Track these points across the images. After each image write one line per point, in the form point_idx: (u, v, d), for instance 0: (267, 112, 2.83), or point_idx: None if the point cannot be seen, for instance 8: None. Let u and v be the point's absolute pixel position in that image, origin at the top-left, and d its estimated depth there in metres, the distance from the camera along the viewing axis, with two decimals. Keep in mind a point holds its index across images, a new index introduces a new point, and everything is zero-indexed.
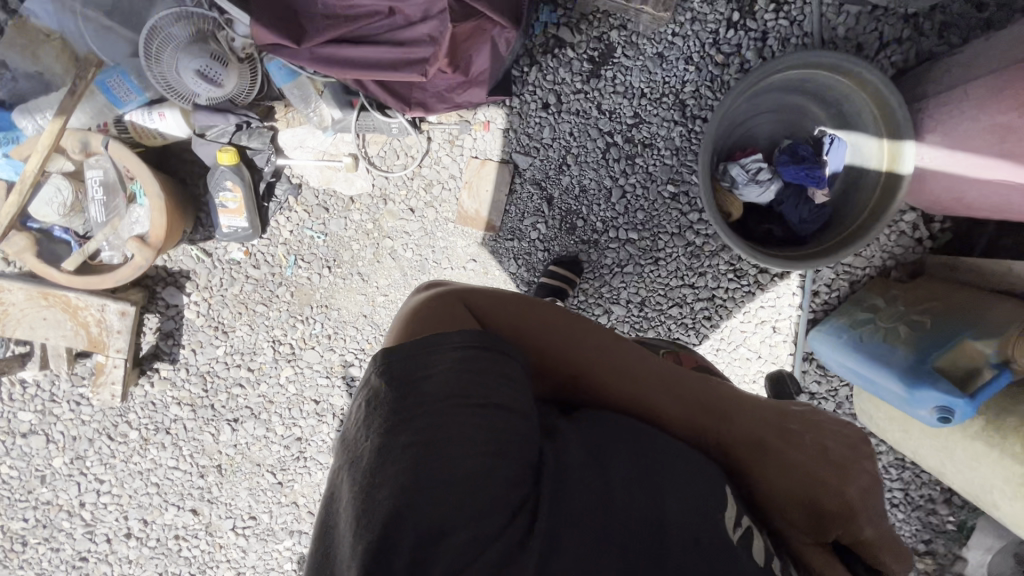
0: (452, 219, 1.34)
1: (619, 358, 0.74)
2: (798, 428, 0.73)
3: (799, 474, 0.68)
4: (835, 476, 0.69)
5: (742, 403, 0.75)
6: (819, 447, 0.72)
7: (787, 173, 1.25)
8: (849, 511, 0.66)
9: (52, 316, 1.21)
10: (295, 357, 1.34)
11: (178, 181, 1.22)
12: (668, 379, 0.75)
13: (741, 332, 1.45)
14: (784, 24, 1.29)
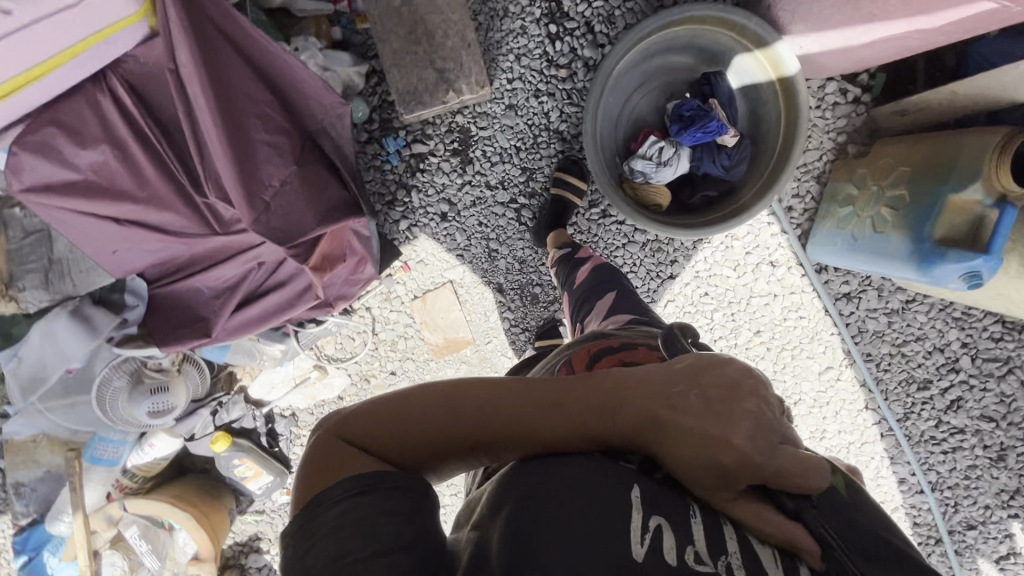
0: (429, 358, 1.36)
1: (488, 405, 0.57)
2: (692, 382, 0.59)
3: (701, 439, 0.55)
4: (730, 423, 0.56)
5: (632, 382, 0.60)
6: (706, 397, 0.58)
7: (687, 140, 1.18)
8: (758, 457, 0.55)
9: None
10: None
11: (201, 475, 1.32)
12: (560, 399, 0.58)
13: (745, 285, 1.39)
14: (599, 6, 1.25)
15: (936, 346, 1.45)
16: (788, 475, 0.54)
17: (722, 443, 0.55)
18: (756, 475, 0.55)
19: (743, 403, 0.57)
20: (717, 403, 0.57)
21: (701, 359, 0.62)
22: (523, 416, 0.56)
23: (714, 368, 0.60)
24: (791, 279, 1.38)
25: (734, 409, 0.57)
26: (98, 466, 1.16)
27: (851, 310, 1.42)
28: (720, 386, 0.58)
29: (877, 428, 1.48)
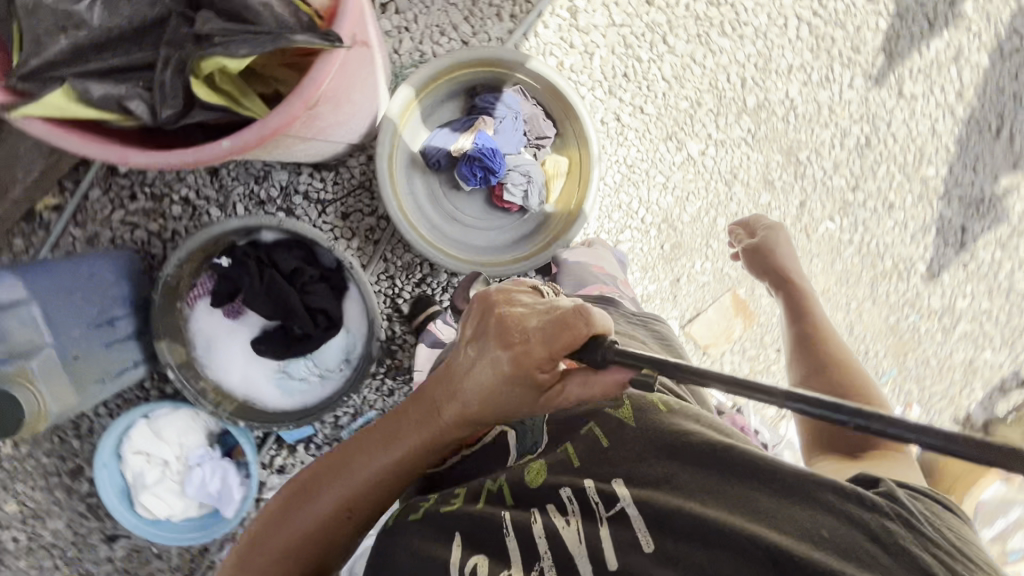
0: (759, 318, 1.40)
1: (359, 471, 0.67)
2: (474, 330, 0.62)
3: (494, 373, 0.59)
4: (506, 350, 0.58)
5: (438, 374, 0.66)
6: (485, 339, 0.60)
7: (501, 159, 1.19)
8: (535, 348, 0.57)
9: None
10: (947, 299, 1.46)
11: None
12: (401, 425, 0.67)
13: (605, 30, 1.28)
14: (404, 274, 1.31)
15: None
16: (562, 336, 0.56)
17: (510, 360, 0.58)
18: (547, 360, 0.57)
19: (503, 314, 0.60)
20: (489, 330, 0.60)
21: (478, 297, 0.64)
22: (381, 463, 0.66)
23: (489, 299, 0.63)
24: None
25: (499, 326, 0.59)
26: None
27: None
28: (485, 313, 0.62)
29: None
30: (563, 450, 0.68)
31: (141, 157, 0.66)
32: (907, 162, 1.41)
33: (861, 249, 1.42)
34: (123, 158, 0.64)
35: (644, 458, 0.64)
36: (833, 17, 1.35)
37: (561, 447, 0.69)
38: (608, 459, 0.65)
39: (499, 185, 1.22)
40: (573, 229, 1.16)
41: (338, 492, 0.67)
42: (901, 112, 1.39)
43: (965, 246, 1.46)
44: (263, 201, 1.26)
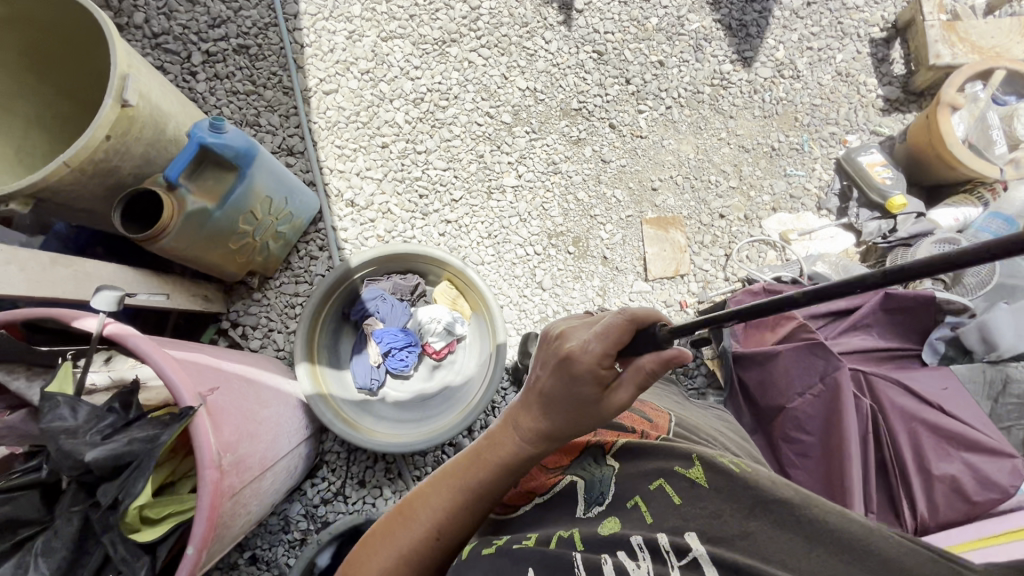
0: (683, 215, 1.47)
1: (438, 502, 0.60)
2: (542, 357, 0.61)
3: (559, 377, 0.56)
4: (560, 375, 0.56)
5: (514, 406, 0.63)
6: (548, 376, 0.58)
7: (396, 328, 1.34)
8: (591, 349, 0.54)
9: (1003, 38, 1.40)
10: (781, 69, 1.53)
11: (917, 179, 1.42)
12: (476, 452, 0.62)
13: (382, 189, 1.46)
14: None
15: (217, 76, 1.48)
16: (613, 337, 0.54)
17: (570, 363, 0.55)
18: (607, 357, 0.54)
19: (563, 337, 0.59)
20: (552, 353, 0.58)
21: (548, 336, 0.63)
22: (456, 498, 0.60)
23: (556, 330, 0.62)
24: (337, 180, 1.45)
25: (559, 342, 0.58)
26: (1007, 211, 1.24)
27: (287, 134, 1.47)
28: (552, 342, 0.60)
29: (302, 21, 1.53)
30: (634, 505, 0.56)
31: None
32: (636, 30, 1.55)
33: (681, 102, 1.52)
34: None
35: (716, 514, 0.52)
36: (490, 24, 1.55)
37: (631, 501, 0.57)
38: (680, 518, 0.53)
39: (424, 343, 1.36)
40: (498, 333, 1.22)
41: (417, 530, 0.59)
42: (596, 18, 1.55)
43: (737, 23, 1.55)
44: (303, 536, 1.29)
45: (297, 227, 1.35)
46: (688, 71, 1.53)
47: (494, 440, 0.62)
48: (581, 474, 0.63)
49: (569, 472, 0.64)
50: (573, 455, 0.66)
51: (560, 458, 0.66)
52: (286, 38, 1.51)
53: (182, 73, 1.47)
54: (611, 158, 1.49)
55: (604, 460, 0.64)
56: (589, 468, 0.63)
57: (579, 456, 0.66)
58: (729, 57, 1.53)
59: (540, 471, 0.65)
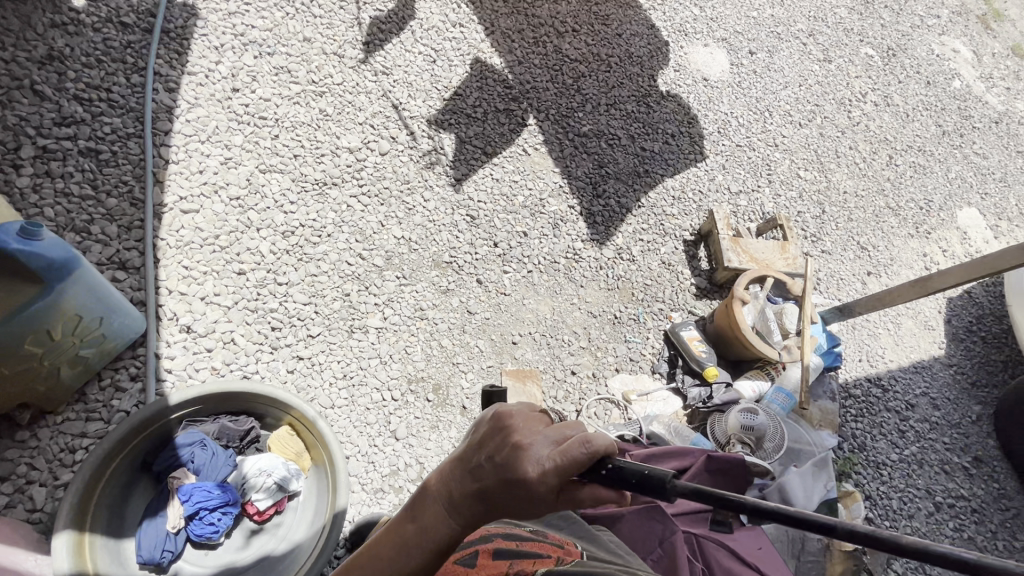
0: (539, 368, 1.56)
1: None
2: (488, 444, 0.55)
3: (511, 484, 0.52)
4: (509, 480, 0.52)
5: (446, 479, 0.56)
6: (492, 477, 0.53)
7: (212, 483, 1.11)
8: (551, 473, 0.51)
9: (769, 254, 1.87)
10: (621, 253, 1.83)
11: (725, 354, 1.72)
12: (403, 530, 0.56)
13: (228, 316, 1.33)
14: None
15: (48, 174, 1.33)
16: (569, 456, 0.52)
17: (525, 482, 0.51)
18: (557, 468, 0.52)
19: (521, 436, 0.54)
20: (502, 453, 0.53)
21: (496, 413, 0.57)
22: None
23: (509, 416, 0.55)
24: (175, 302, 1.31)
25: (517, 440, 0.53)
26: (785, 385, 1.56)
27: (124, 247, 1.32)
28: (505, 431, 0.55)
29: (173, 139, 1.48)
30: None
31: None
32: (506, 204, 1.77)
33: (539, 269, 1.71)
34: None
35: None
36: (373, 176, 1.65)
37: None
38: None
39: (246, 502, 1.14)
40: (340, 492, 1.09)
41: None
42: (471, 187, 1.75)
43: (587, 211, 1.86)
44: None
45: (112, 350, 1.15)
46: (547, 244, 1.76)
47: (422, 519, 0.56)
48: None
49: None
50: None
51: None
52: (149, 150, 1.44)
53: (4, 166, 1.29)
54: (476, 310, 1.58)
55: None
56: None
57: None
58: (581, 237, 1.81)
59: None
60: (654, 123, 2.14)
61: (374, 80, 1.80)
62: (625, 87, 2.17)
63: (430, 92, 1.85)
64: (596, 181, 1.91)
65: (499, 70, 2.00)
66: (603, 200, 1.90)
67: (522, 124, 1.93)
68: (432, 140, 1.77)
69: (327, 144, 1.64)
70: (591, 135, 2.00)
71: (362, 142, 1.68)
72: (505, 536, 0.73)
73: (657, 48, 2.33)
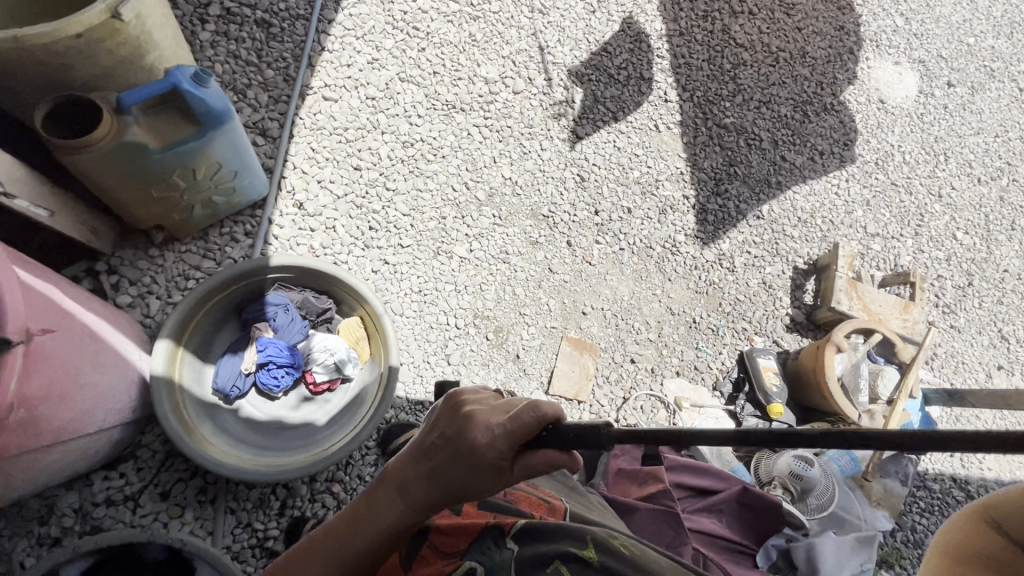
0: (601, 345, 1.54)
1: (334, 553, 0.62)
2: (441, 421, 0.60)
3: (460, 453, 0.56)
4: (459, 449, 0.56)
5: (408, 454, 0.63)
6: (444, 447, 0.58)
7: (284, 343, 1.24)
8: (498, 439, 0.54)
9: (887, 310, 1.68)
10: (722, 259, 1.73)
11: (797, 396, 1.61)
12: (372, 498, 0.63)
13: (336, 205, 1.43)
14: (259, 514, 1.19)
15: (225, 34, 1.46)
16: (517, 429, 0.54)
17: (473, 450, 0.55)
18: (507, 437, 0.54)
19: (469, 410, 0.58)
20: (453, 425, 0.58)
21: (450, 397, 0.62)
22: (358, 549, 0.62)
23: (461, 394, 0.61)
24: (296, 178, 1.42)
25: (464, 414, 0.58)
26: (854, 449, 1.44)
27: (268, 117, 1.44)
28: (456, 407, 0.60)
29: (333, 29, 1.57)
30: None
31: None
32: (619, 176, 1.71)
33: (632, 249, 1.66)
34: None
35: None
36: (500, 112, 1.66)
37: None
38: None
39: (307, 370, 1.26)
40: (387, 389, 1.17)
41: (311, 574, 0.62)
42: (590, 149, 1.71)
43: (700, 206, 1.76)
44: (58, 535, 1.07)
45: (236, 203, 1.28)
46: (648, 227, 1.69)
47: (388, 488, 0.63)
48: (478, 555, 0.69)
49: (468, 557, 0.69)
50: (473, 536, 0.71)
51: (458, 541, 0.71)
52: (311, 33, 1.53)
53: (194, 18, 1.44)
54: (557, 269, 1.57)
55: (505, 543, 0.70)
56: (489, 554, 0.69)
57: (478, 539, 0.71)
58: (685, 231, 1.72)
59: (439, 557, 0.69)
60: (805, 134, 1.94)
61: (529, 16, 1.77)
62: (786, 86, 1.98)
63: (579, 42, 1.79)
64: (721, 177, 1.79)
65: (657, 35, 1.89)
66: (721, 200, 1.78)
67: (661, 98, 1.83)
68: (567, 92, 1.73)
69: (467, 69, 1.66)
70: (731, 129, 1.86)
71: (499, 76, 1.69)
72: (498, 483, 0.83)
73: (838, 53, 2.08)
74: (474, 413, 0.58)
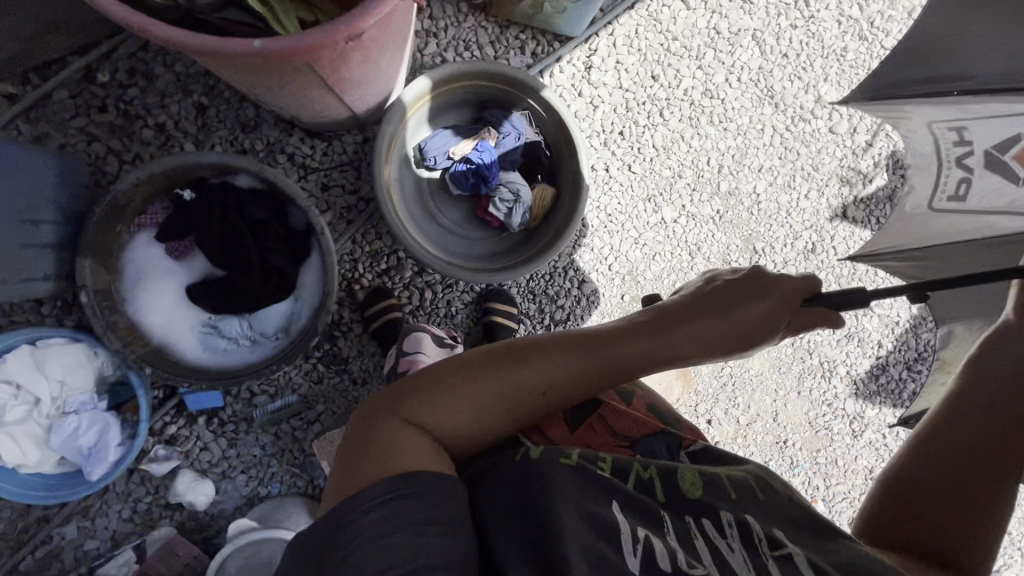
0: (697, 386, 1.48)
1: (585, 353, 0.71)
2: (727, 288, 0.80)
3: (750, 309, 0.78)
4: (748, 307, 0.78)
5: (682, 309, 0.77)
6: (730, 304, 0.78)
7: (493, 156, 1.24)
8: (781, 302, 0.80)
9: None
10: (858, 420, 1.57)
11: None
12: (630, 330, 0.74)
13: (613, 92, 1.40)
14: (366, 262, 1.28)
15: None
16: (793, 299, 0.81)
17: (761, 309, 0.78)
18: (780, 304, 0.80)
19: (743, 280, 0.81)
20: (740, 291, 0.79)
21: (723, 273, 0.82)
22: (610, 360, 0.72)
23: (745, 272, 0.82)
24: (604, 44, 1.39)
25: (746, 283, 0.80)
26: None
27: None
28: (740, 282, 0.80)
29: None
30: (685, 479, 0.67)
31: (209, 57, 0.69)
32: (843, 275, 1.56)
33: (794, 341, 1.54)
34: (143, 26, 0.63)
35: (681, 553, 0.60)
36: (803, 134, 1.52)
37: (686, 476, 0.68)
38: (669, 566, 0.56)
39: (488, 196, 1.26)
40: (528, 264, 1.21)
41: (559, 367, 0.70)
42: (844, 231, 1.55)
43: (884, 363, 1.58)
44: (245, 149, 1.21)
45: (551, 22, 1.29)
46: (826, 337, 1.55)
47: (657, 324, 0.75)
48: (654, 443, 0.78)
49: (637, 449, 0.77)
50: (648, 432, 0.79)
51: (631, 425, 0.79)
52: None
53: None
54: None
55: (680, 451, 0.78)
56: (661, 447, 0.78)
57: (652, 435, 0.79)
58: (852, 369, 1.56)
59: (608, 433, 0.78)
60: None
61: None
62: None
63: None
64: (928, 357, 1.59)
65: None
66: (909, 375, 1.59)
67: None
68: (874, 168, 1.55)
69: (811, 75, 1.52)
70: None
71: (832, 104, 1.53)
72: (660, 400, 0.91)
73: None
74: (751, 294, 0.79)
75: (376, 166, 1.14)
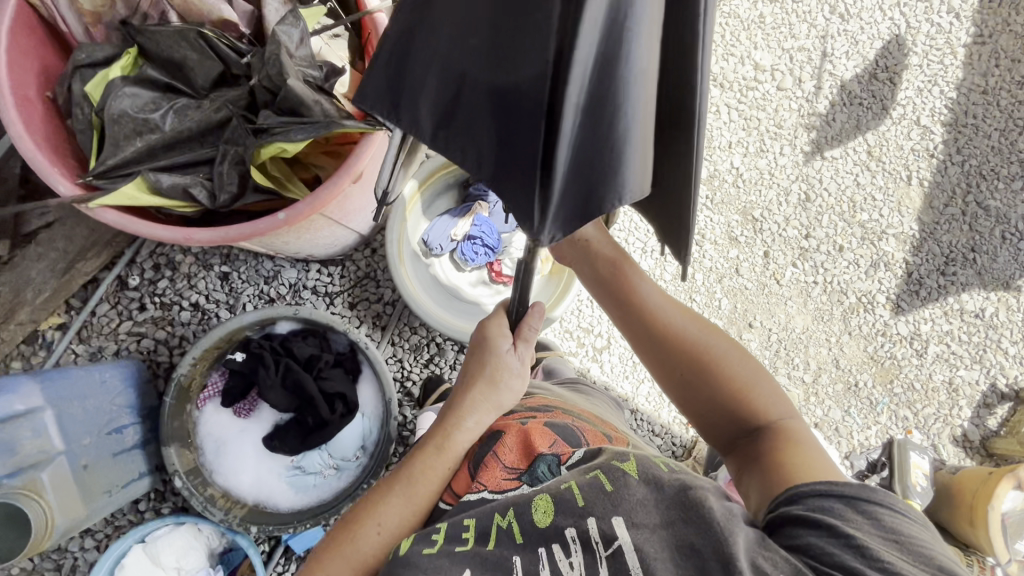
0: None
1: (392, 500, 0.76)
2: (475, 364, 0.83)
3: (496, 359, 0.82)
4: (496, 371, 0.81)
5: (458, 413, 0.81)
6: (487, 377, 0.82)
7: (489, 226, 1.34)
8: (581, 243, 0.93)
9: None
10: (916, 339, 1.58)
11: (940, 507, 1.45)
12: (423, 452, 0.79)
13: None
14: (410, 358, 1.35)
15: None
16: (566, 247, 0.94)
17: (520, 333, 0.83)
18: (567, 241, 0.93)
19: (494, 333, 0.82)
20: (486, 358, 0.82)
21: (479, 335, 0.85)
22: (417, 486, 0.77)
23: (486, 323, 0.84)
24: None
25: (492, 339, 0.82)
26: None
27: None
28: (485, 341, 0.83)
29: None
30: (535, 503, 0.65)
31: (249, 241, 0.79)
32: (845, 212, 1.60)
33: (825, 287, 1.57)
34: (188, 237, 0.75)
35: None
36: (756, 101, 1.61)
37: (536, 497, 0.65)
38: None
39: (497, 259, 1.36)
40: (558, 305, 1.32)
41: (374, 527, 0.74)
42: (828, 171, 1.61)
43: (918, 276, 1.60)
44: (274, 298, 1.30)
45: None
46: (853, 273, 1.58)
47: (435, 437, 0.80)
48: (536, 473, 0.72)
49: (523, 481, 0.72)
50: (529, 464, 0.74)
51: (517, 464, 0.75)
52: None
53: None
54: (742, 274, 1.54)
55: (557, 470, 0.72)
56: (540, 476, 0.72)
57: (535, 466, 0.74)
58: (891, 294, 1.58)
59: (500, 469, 0.74)
60: None
61: (827, 16, 1.67)
62: None
63: (867, 60, 1.66)
64: (956, 256, 1.61)
65: (954, 83, 1.69)
66: (947, 280, 1.60)
67: (928, 150, 1.66)
68: (831, 105, 1.63)
69: (742, 48, 1.62)
70: (993, 211, 1.65)
71: (770, 65, 1.63)
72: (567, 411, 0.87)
73: None
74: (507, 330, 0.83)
75: (396, 272, 1.23)
